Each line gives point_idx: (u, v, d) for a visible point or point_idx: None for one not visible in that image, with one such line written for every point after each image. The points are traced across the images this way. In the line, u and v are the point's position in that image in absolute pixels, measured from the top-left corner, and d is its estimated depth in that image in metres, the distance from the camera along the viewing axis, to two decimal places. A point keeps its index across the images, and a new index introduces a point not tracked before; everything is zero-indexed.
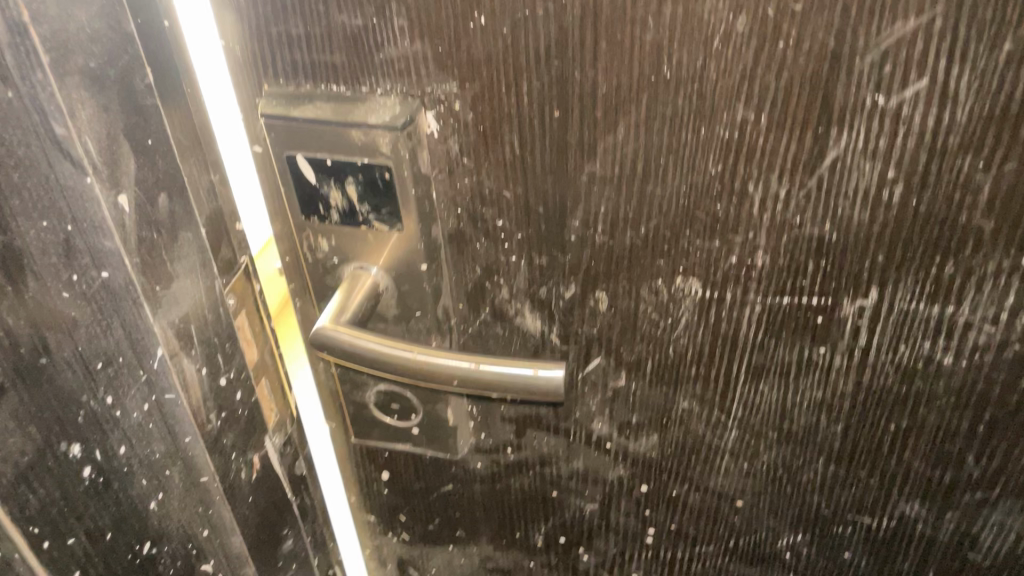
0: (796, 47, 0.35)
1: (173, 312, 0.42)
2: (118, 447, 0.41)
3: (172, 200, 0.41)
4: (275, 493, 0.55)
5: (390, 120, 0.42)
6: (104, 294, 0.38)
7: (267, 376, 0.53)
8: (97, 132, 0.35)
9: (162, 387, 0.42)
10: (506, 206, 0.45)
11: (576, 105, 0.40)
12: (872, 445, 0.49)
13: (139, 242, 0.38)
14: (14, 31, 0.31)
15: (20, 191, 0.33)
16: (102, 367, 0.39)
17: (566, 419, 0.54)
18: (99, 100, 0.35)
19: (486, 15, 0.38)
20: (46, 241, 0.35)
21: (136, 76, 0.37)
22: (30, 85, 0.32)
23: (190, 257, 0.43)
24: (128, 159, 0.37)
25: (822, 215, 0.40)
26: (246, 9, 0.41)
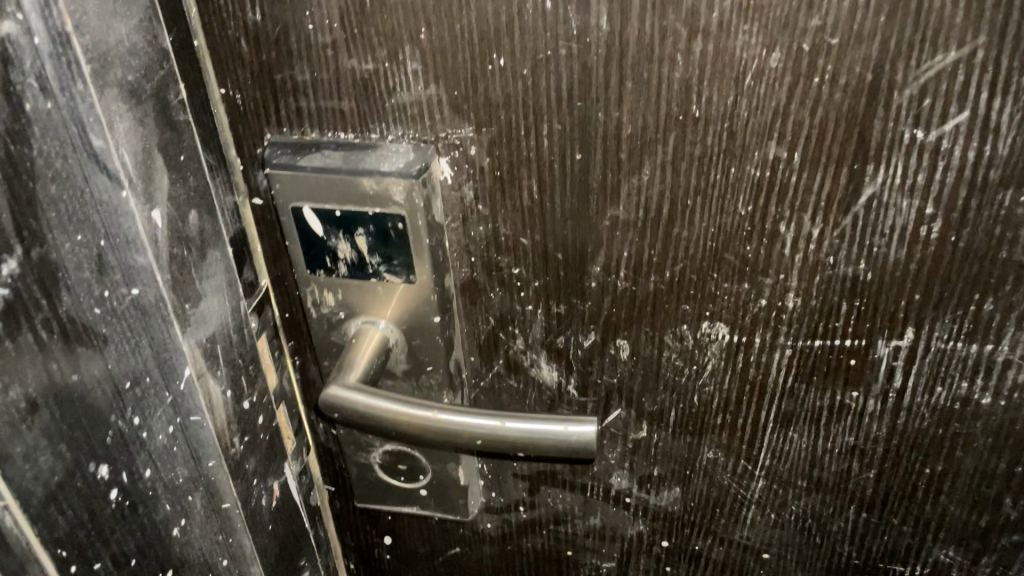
0: (832, 82, 0.34)
1: (201, 331, 0.38)
2: (144, 470, 0.38)
3: (201, 216, 0.38)
4: (296, 518, 0.51)
5: (405, 167, 0.40)
6: (134, 312, 0.35)
7: (285, 402, 0.50)
8: (134, 146, 0.33)
9: (189, 408, 0.39)
10: (523, 253, 0.43)
11: (600, 147, 0.38)
12: (906, 491, 0.47)
13: (171, 259, 0.36)
14: (57, 40, 0.29)
15: (56, 204, 0.31)
16: (130, 387, 0.36)
17: (583, 474, 0.52)
18: (137, 114, 0.33)
19: (505, 57, 0.37)
20: (80, 254, 0.32)
21: (173, 90, 0.35)
22: (69, 97, 0.30)
23: (218, 276, 0.39)
24: (162, 174, 0.34)
25: (857, 253, 0.39)
26: (251, 55, 0.39)
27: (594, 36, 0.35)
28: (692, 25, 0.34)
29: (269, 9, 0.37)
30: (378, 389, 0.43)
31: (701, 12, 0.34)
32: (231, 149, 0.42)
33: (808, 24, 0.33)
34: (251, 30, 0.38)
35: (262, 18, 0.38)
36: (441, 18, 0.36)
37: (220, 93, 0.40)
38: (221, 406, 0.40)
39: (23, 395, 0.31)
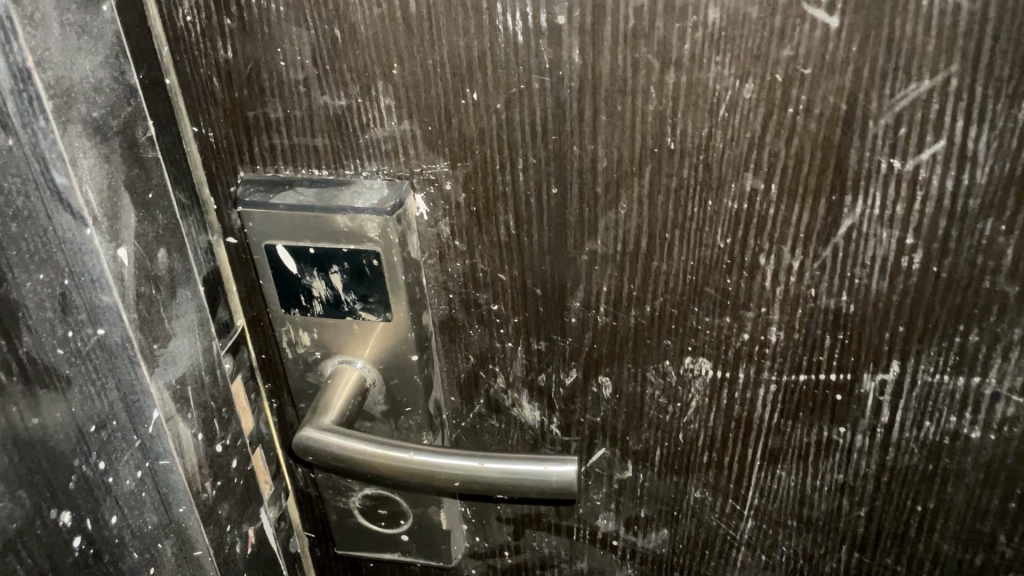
0: (807, 113, 0.34)
1: (170, 373, 0.37)
2: (109, 517, 0.36)
3: (171, 255, 0.37)
4: (272, 568, 0.49)
5: (378, 203, 0.39)
6: (99, 352, 0.34)
7: (262, 445, 0.49)
8: (99, 183, 0.32)
9: (157, 452, 0.38)
10: (501, 289, 0.42)
11: (575, 181, 0.38)
12: (898, 530, 0.45)
13: (137, 297, 0.35)
14: (19, 77, 0.28)
15: (18, 243, 0.30)
16: (95, 431, 0.35)
17: (568, 517, 0.51)
18: (101, 150, 0.32)
19: (477, 91, 0.36)
20: (42, 294, 0.31)
21: (140, 126, 0.34)
22: (32, 134, 0.29)
23: (189, 315, 0.38)
24: (129, 212, 0.34)
25: (838, 286, 0.38)
26: (223, 93, 0.39)
27: (567, 69, 0.35)
28: (664, 57, 0.34)
29: (241, 46, 0.37)
30: (355, 431, 0.42)
31: (673, 44, 0.33)
32: (204, 188, 0.42)
33: (780, 54, 0.33)
34: (223, 68, 0.38)
35: (234, 55, 0.38)
36: (413, 53, 0.36)
37: (192, 131, 0.40)
38: (192, 448, 0.39)
39: None
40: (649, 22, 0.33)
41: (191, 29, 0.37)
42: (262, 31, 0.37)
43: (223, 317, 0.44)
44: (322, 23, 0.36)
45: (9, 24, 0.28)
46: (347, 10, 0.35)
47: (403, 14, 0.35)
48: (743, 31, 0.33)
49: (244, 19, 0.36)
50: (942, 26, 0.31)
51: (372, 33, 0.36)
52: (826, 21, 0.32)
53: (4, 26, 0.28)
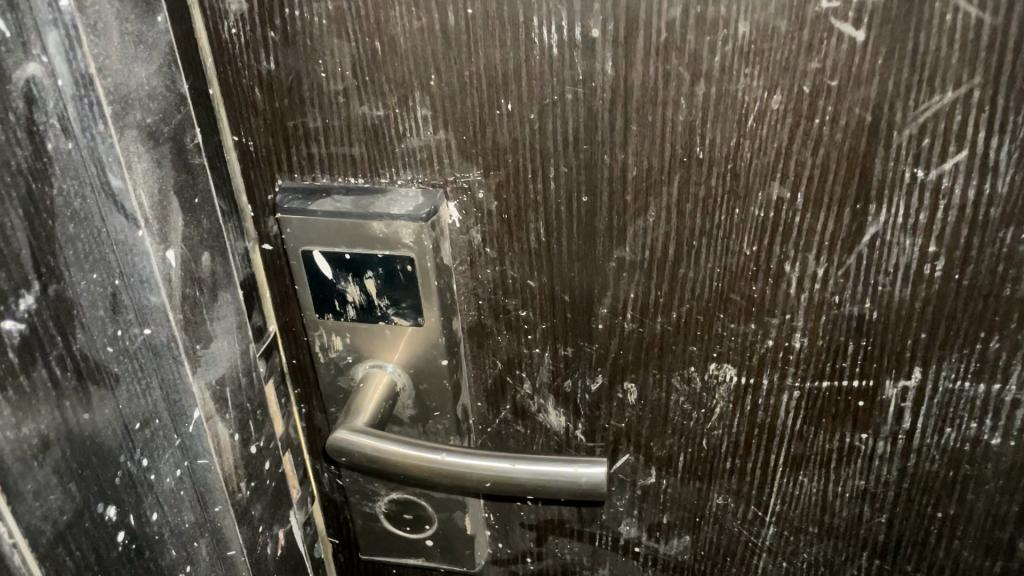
0: (833, 123, 0.35)
1: (211, 373, 0.38)
2: (151, 513, 0.37)
3: (214, 258, 0.38)
4: (300, 570, 0.50)
5: (413, 210, 0.40)
6: (146, 352, 0.35)
7: (290, 450, 0.50)
8: (151, 187, 0.33)
9: (196, 451, 0.38)
10: (530, 296, 0.43)
11: (605, 190, 0.39)
12: (919, 537, 0.46)
13: (183, 299, 0.36)
14: (81, 82, 0.30)
15: (74, 243, 0.31)
16: (140, 428, 0.36)
17: (591, 523, 0.51)
18: (153, 156, 0.33)
19: (512, 102, 0.38)
20: (96, 293, 0.32)
21: (188, 134, 0.36)
22: (90, 137, 0.31)
23: (229, 318, 0.39)
24: (177, 216, 0.35)
25: (862, 293, 0.39)
26: (265, 104, 0.40)
27: (599, 81, 0.36)
28: (694, 69, 0.35)
29: (283, 57, 0.39)
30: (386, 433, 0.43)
31: (703, 57, 0.35)
32: (242, 196, 0.43)
33: (808, 67, 0.34)
34: (266, 79, 0.39)
35: (276, 66, 0.39)
36: (450, 65, 0.37)
37: (233, 140, 0.41)
38: (230, 449, 0.40)
39: (35, 431, 0.30)
40: (680, 35, 0.34)
41: (235, 41, 0.39)
42: (304, 43, 0.38)
43: (258, 322, 0.45)
44: (363, 36, 0.37)
45: (72, 31, 0.29)
46: (387, 24, 0.37)
47: (441, 28, 0.36)
48: (772, 44, 0.34)
49: (287, 31, 0.38)
50: (964, 41, 0.32)
51: (411, 45, 0.37)
52: (852, 35, 0.33)
53: (68, 33, 0.29)
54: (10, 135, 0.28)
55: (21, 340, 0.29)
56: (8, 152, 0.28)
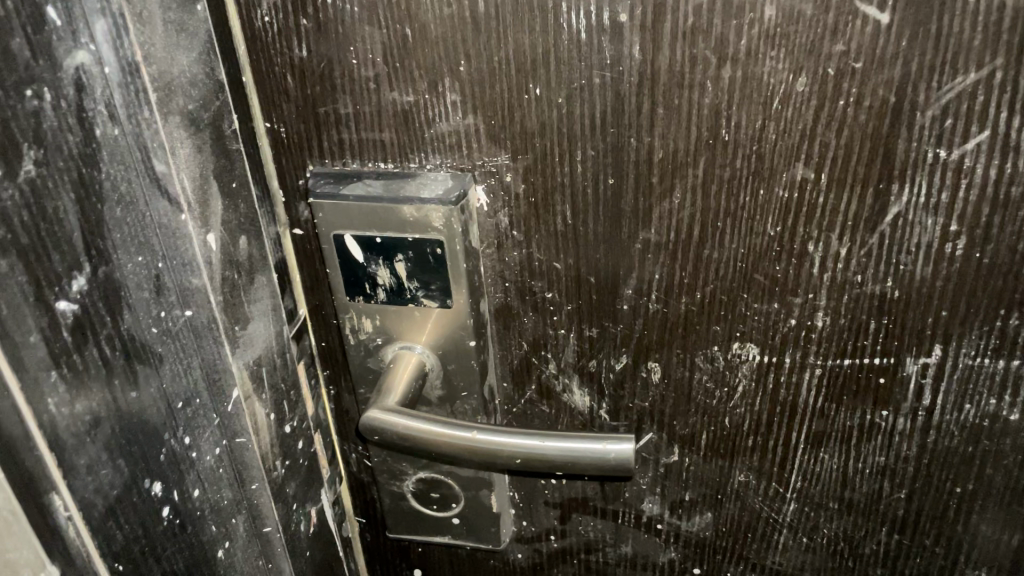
0: (857, 105, 0.36)
1: (249, 353, 0.39)
2: (192, 490, 0.38)
3: (250, 241, 0.39)
4: (330, 548, 0.51)
5: (443, 194, 0.41)
6: (188, 332, 0.36)
7: (320, 430, 0.51)
8: (193, 172, 0.34)
9: (234, 430, 0.39)
10: (556, 278, 0.44)
11: (632, 172, 0.40)
12: (938, 512, 0.47)
13: (222, 280, 0.37)
14: (127, 69, 0.31)
15: (121, 226, 0.32)
16: (183, 407, 0.36)
17: (614, 500, 0.52)
18: (194, 141, 0.34)
19: (540, 86, 0.38)
20: (141, 275, 0.33)
21: (226, 119, 0.36)
22: (136, 124, 0.32)
23: (264, 300, 0.40)
24: (217, 200, 0.36)
25: (884, 272, 0.40)
26: (297, 91, 0.41)
27: (627, 65, 0.37)
28: (721, 53, 0.36)
29: (316, 45, 0.39)
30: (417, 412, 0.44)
31: (729, 40, 0.35)
32: (274, 181, 0.44)
33: (832, 49, 0.35)
34: (299, 66, 0.40)
35: (309, 54, 0.40)
36: (480, 50, 0.38)
37: (265, 127, 0.42)
38: (266, 428, 0.41)
39: (87, 408, 0.31)
40: (707, 20, 0.35)
41: (268, 29, 0.39)
42: (336, 30, 0.39)
43: (290, 305, 0.46)
44: (393, 23, 0.38)
45: (119, 20, 0.30)
46: (418, 11, 0.37)
47: (471, 14, 0.37)
48: (797, 26, 0.34)
49: (319, 19, 0.39)
50: (987, 22, 0.33)
51: (442, 31, 0.38)
52: (877, 18, 0.33)
53: (116, 22, 0.30)
54: (61, 121, 0.29)
55: (73, 320, 0.30)
56: (59, 136, 0.29)
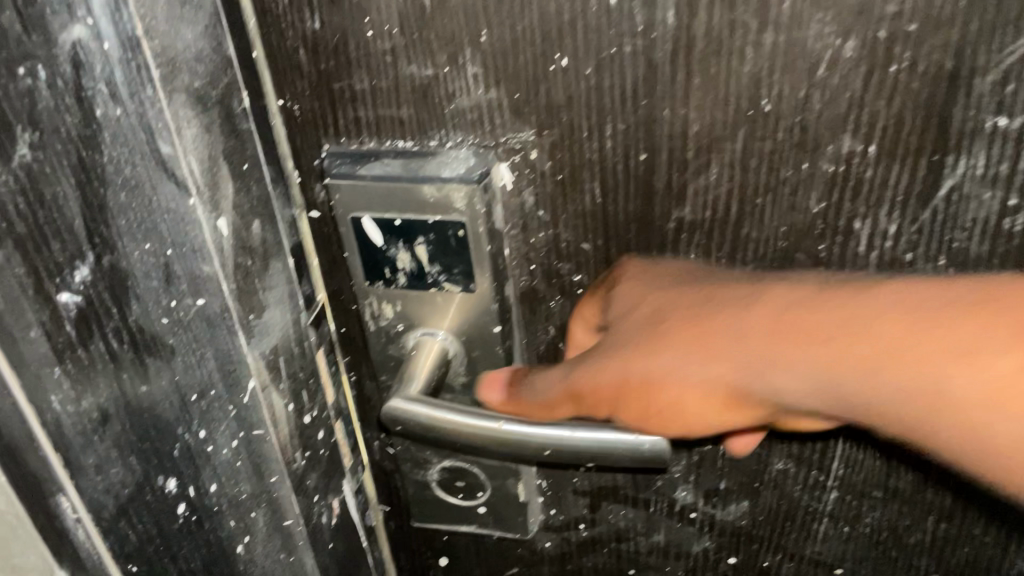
0: (910, 70, 0.33)
1: (266, 344, 0.36)
2: (209, 483, 0.39)
3: (264, 224, 0.36)
4: (353, 540, 0.50)
5: (465, 172, 0.39)
6: (200, 323, 0.34)
7: (341, 418, 0.49)
8: (201, 153, 0.31)
9: (252, 422, 0.36)
10: (585, 259, 0.42)
11: (665, 146, 0.38)
12: (989, 499, 0.45)
13: (236, 267, 0.33)
14: (127, 45, 0.28)
15: (126, 212, 0.31)
16: (195, 400, 0.36)
17: (646, 489, 0.50)
18: (203, 120, 0.31)
19: (567, 56, 0.36)
20: (148, 264, 0.32)
21: (236, 98, 0.34)
22: (139, 103, 0.29)
23: (280, 287, 0.37)
24: (228, 183, 0.33)
25: (936, 249, 0.37)
26: (310, 66, 0.39)
27: (660, 31, 0.35)
28: (763, 17, 0.33)
29: (329, 16, 0.37)
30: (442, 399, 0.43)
31: (772, 3, 0.33)
32: (288, 161, 0.42)
33: (885, 11, 0.32)
34: (311, 39, 0.38)
35: (321, 26, 0.37)
36: (503, 18, 0.36)
37: (278, 104, 0.40)
38: (285, 420, 0.38)
39: None
40: None
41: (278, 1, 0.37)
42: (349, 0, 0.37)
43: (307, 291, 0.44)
44: None
45: None
46: None
47: None
48: None
49: None
50: None
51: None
52: None
53: None
54: (58, 101, 0.29)
55: (77, 312, 0.34)
56: (57, 117, 0.30)
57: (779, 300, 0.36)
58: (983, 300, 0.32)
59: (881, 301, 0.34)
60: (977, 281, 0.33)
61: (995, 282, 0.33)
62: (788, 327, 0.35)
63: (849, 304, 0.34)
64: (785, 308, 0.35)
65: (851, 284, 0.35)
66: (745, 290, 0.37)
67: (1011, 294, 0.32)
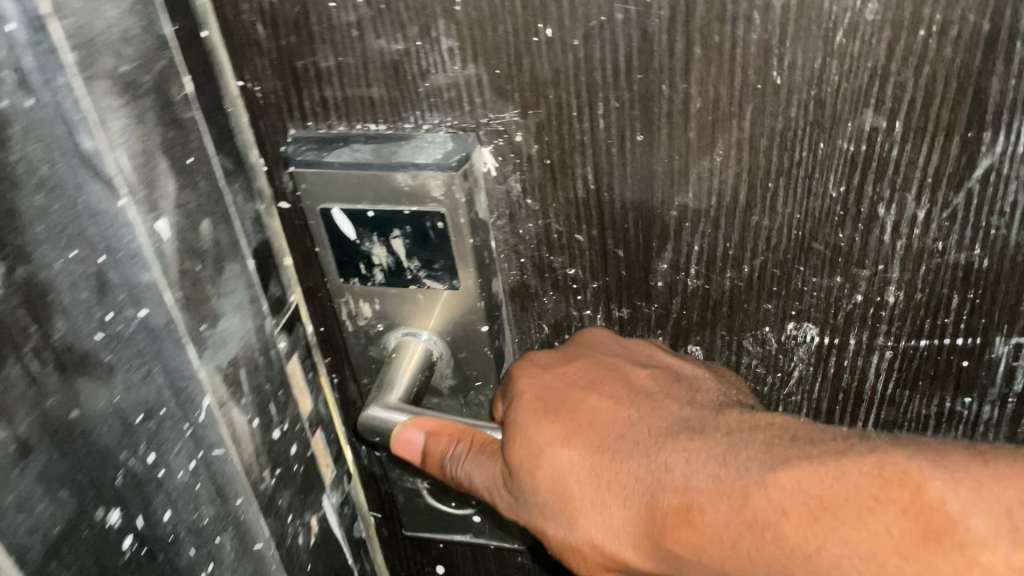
0: (941, 35, 0.29)
1: (221, 355, 0.34)
2: (162, 512, 0.33)
3: (217, 226, 0.34)
4: (338, 554, 0.46)
5: (442, 158, 0.35)
6: (143, 336, 0.31)
7: (322, 427, 0.45)
8: (131, 145, 0.28)
9: (211, 441, 0.34)
10: (579, 252, 0.38)
11: (663, 126, 0.33)
12: None
13: (181, 274, 0.31)
14: (36, 25, 0.25)
15: (45, 217, 0.26)
16: (142, 421, 0.31)
17: None
18: (133, 109, 0.29)
19: (551, 26, 0.32)
20: (75, 275, 0.28)
21: (175, 84, 0.31)
22: (55, 91, 0.26)
23: (238, 292, 0.36)
24: (167, 179, 0.31)
25: (971, 237, 0.33)
26: (269, 44, 0.35)
27: None
28: None
29: None
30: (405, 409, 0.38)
31: None
32: (252, 149, 0.38)
33: None
34: (268, 12, 0.34)
35: None
36: None
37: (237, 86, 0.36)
38: (248, 437, 0.36)
39: (12, 437, 0.26)
40: None
41: None
42: None
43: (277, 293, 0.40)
44: None
45: None
46: None
47: None
48: None
49: None
50: None
51: None
52: None
53: None
54: None
55: None
56: None
57: (768, 504, 0.28)
58: (947, 530, 0.26)
59: (781, 463, 0.29)
60: (931, 460, 0.27)
61: (955, 462, 0.27)
62: (727, 493, 0.29)
63: (808, 514, 0.28)
64: (712, 466, 0.31)
65: (819, 457, 0.29)
66: (696, 402, 0.34)
67: (983, 524, 0.25)
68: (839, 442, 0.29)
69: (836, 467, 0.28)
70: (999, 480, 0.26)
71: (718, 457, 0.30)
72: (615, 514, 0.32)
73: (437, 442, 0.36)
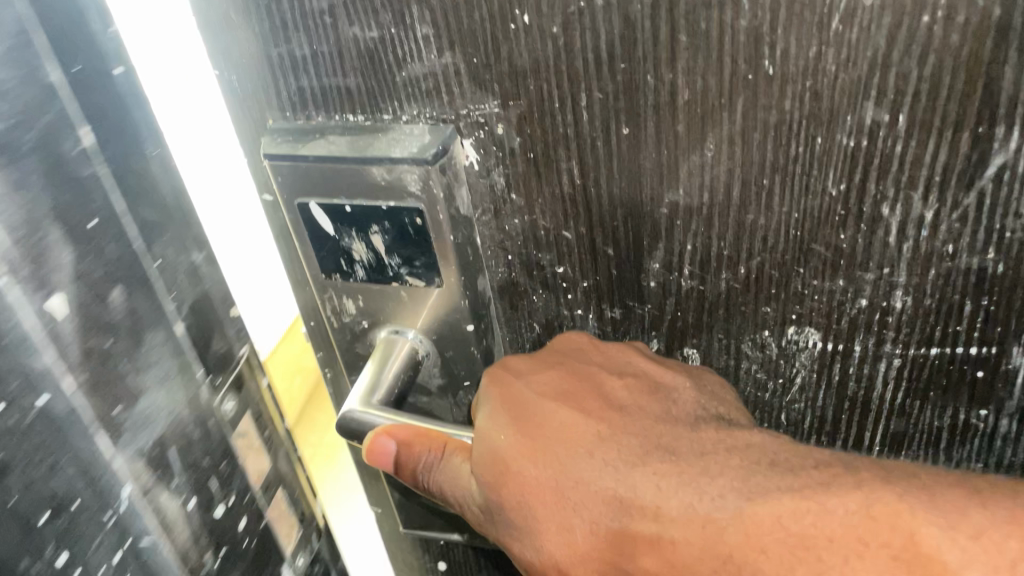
0: (947, 21, 0.26)
1: (140, 438, 0.30)
2: None
3: (132, 292, 0.30)
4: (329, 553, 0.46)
5: (418, 151, 0.33)
6: (41, 429, 0.26)
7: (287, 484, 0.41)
8: (8, 212, 0.24)
9: (135, 531, 0.30)
10: (567, 250, 0.36)
11: (650, 119, 0.31)
12: None
13: (83, 353, 0.27)
14: None
15: None
16: (48, 520, 0.26)
17: None
18: (11, 170, 0.24)
19: (528, 12, 0.30)
20: None
21: (69, 132, 0.27)
22: None
23: (162, 363, 0.32)
24: (61, 249, 0.27)
25: (984, 240, 0.30)
26: (242, 31, 0.34)
27: None
28: None
29: None
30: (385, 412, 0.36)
31: None
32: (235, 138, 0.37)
33: None
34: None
35: None
36: None
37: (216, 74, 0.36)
38: (183, 518, 0.33)
39: None
40: None
41: None
42: None
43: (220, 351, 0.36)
44: None
45: None
46: None
47: None
48: None
49: None
50: None
51: None
52: None
53: None
54: None
55: None
56: None
57: (747, 541, 0.28)
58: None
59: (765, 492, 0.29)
60: (925, 504, 0.27)
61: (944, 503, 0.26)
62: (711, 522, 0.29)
63: (791, 554, 0.27)
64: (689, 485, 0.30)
65: (806, 492, 0.28)
66: (669, 414, 0.33)
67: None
68: (826, 473, 0.29)
69: (823, 504, 0.27)
70: (998, 528, 0.26)
71: (696, 488, 0.30)
72: (585, 538, 0.31)
73: (412, 453, 0.34)
